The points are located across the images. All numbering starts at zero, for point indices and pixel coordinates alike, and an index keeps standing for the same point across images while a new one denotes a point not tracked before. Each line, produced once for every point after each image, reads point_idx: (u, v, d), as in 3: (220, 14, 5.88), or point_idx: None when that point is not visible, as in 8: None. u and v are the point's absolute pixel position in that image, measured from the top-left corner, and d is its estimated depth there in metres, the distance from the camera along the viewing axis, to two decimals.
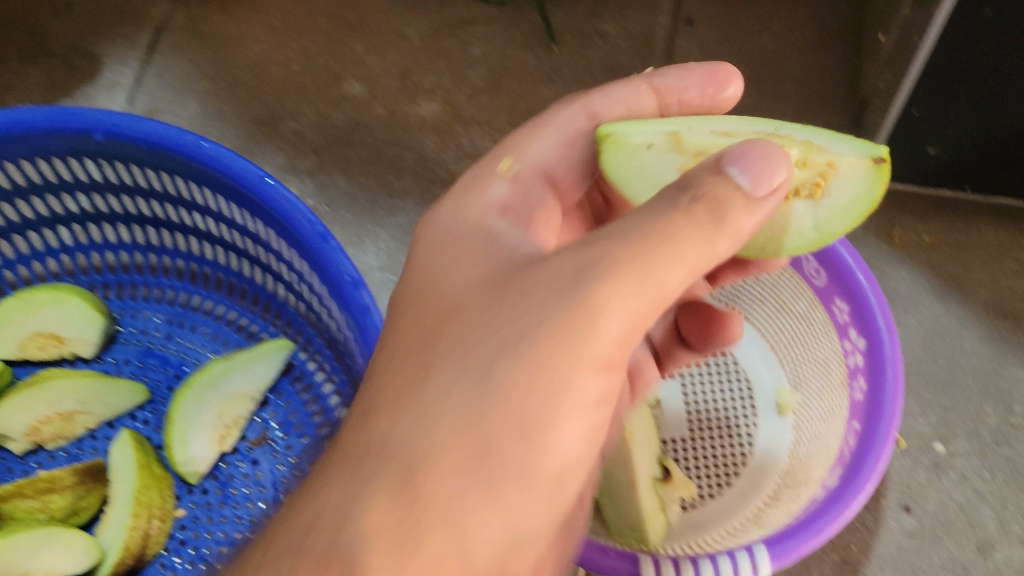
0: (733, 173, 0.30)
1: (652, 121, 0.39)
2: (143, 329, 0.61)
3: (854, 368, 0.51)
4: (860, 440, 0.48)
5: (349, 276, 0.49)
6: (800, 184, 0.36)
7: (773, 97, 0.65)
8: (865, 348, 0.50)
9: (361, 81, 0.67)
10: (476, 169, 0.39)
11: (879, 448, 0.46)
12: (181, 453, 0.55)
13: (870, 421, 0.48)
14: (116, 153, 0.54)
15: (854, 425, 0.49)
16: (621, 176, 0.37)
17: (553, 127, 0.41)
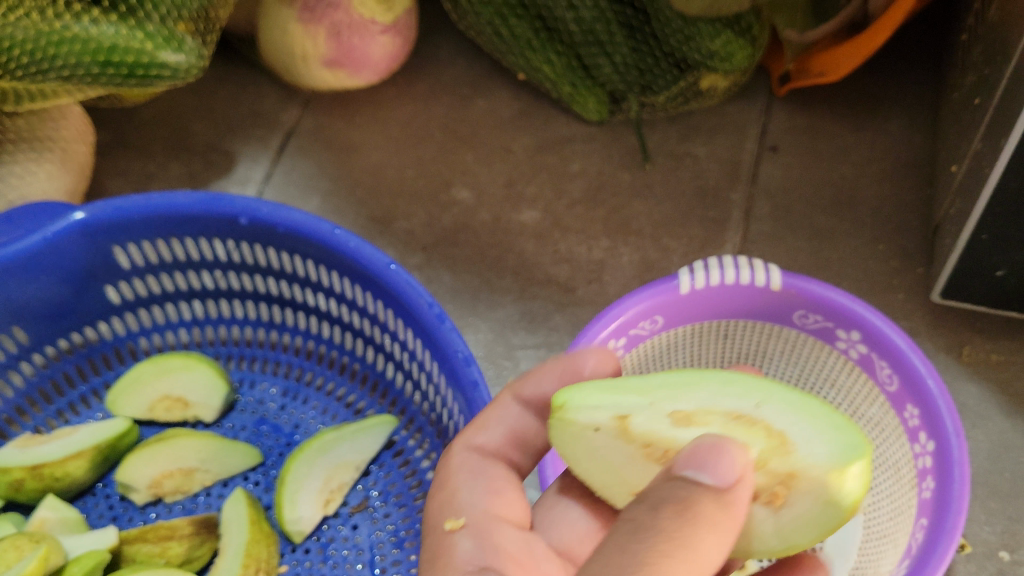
0: (691, 474, 0.35)
1: (613, 384, 0.43)
2: (260, 399, 0.66)
3: (922, 470, 0.54)
4: (928, 535, 0.50)
5: (462, 353, 0.54)
6: (760, 490, 0.39)
7: (849, 223, 0.70)
8: (934, 450, 0.53)
9: (469, 189, 0.74)
10: (430, 543, 0.41)
11: (946, 543, 0.49)
12: (290, 513, 0.59)
13: (938, 516, 0.50)
14: (256, 236, 0.60)
15: (922, 521, 0.52)
16: (565, 449, 0.42)
17: (494, 420, 0.46)
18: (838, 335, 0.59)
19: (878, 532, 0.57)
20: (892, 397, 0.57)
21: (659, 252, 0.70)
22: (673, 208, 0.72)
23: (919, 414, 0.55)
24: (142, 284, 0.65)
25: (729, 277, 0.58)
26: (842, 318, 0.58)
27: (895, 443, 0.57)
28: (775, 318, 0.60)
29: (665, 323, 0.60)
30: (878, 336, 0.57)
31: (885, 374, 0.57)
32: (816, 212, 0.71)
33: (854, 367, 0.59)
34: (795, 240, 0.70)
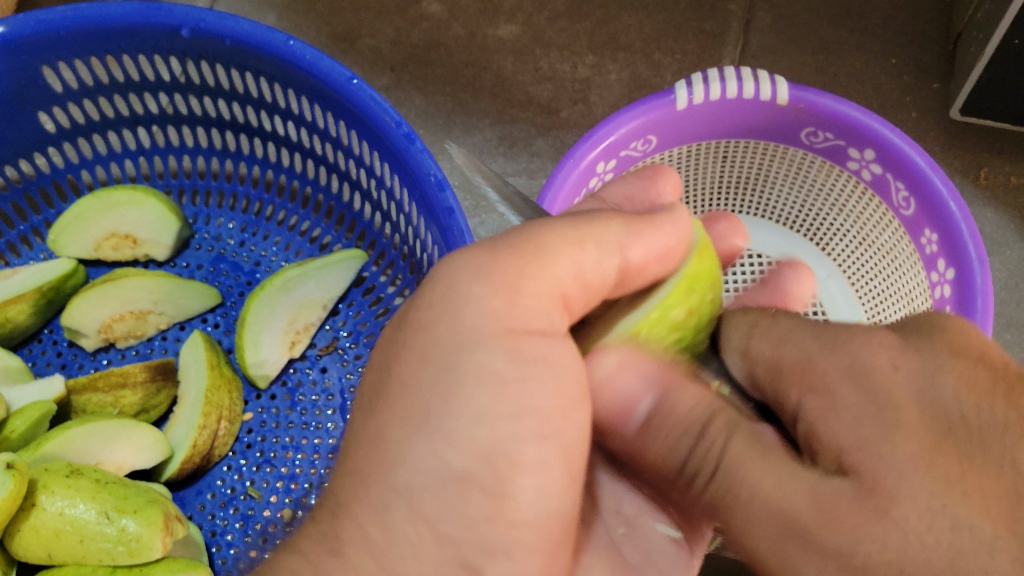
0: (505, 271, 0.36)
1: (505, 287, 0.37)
2: (216, 235, 0.61)
3: (940, 301, 0.50)
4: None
5: (434, 177, 0.48)
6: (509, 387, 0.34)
7: (860, 33, 0.64)
8: (954, 279, 0.49)
9: (440, 1, 0.67)
10: None
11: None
12: (253, 356, 0.55)
13: None
14: (201, 50, 0.53)
15: None
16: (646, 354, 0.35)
17: None
18: (851, 154, 0.53)
19: None
20: (908, 222, 0.52)
21: (650, 68, 0.64)
22: (666, 21, 0.65)
23: (939, 239, 0.50)
24: (78, 109, 0.58)
25: (731, 90, 0.52)
26: (854, 136, 0.52)
27: (910, 272, 0.53)
28: (781, 135, 0.55)
29: (659, 144, 0.54)
30: (895, 154, 0.51)
31: (902, 197, 0.52)
32: (823, 22, 0.64)
33: (866, 191, 0.54)
34: (799, 53, 0.63)
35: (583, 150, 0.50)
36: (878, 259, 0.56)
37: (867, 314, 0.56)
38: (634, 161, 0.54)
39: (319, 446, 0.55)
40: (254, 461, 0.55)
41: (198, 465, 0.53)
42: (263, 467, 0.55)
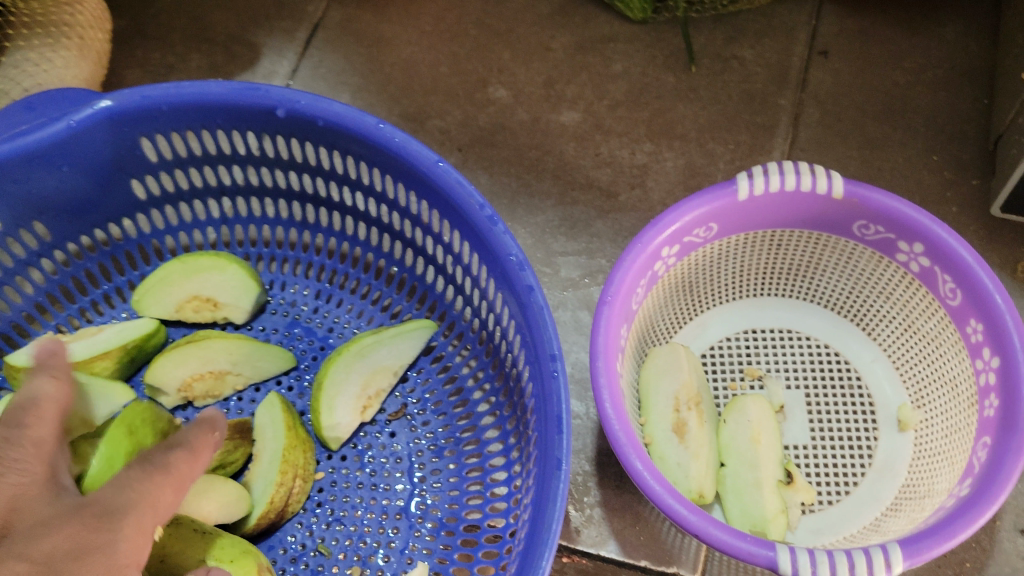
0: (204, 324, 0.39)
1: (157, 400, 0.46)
2: (291, 301, 0.64)
3: (985, 387, 0.52)
4: (992, 452, 0.48)
5: (514, 257, 0.51)
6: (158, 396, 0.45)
7: (902, 132, 0.68)
8: (999, 367, 0.51)
9: (506, 88, 0.71)
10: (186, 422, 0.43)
11: (1013, 460, 0.47)
12: (327, 419, 0.58)
13: (1004, 437, 0.48)
14: (293, 130, 0.57)
15: (985, 440, 0.50)
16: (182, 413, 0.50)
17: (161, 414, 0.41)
18: (900, 247, 0.56)
19: (932, 450, 0.56)
20: (953, 312, 0.55)
21: (704, 157, 0.67)
22: (719, 113, 0.69)
23: (983, 330, 0.52)
24: (169, 179, 0.61)
25: (791, 183, 0.56)
26: (905, 232, 0.55)
27: (953, 358, 0.55)
28: (835, 226, 0.58)
29: (720, 230, 0.57)
30: (944, 248, 0.54)
31: (948, 289, 0.55)
32: (868, 119, 0.68)
33: (913, 281, 0.57)
34: (845, 148, 0.67)
35: (652, 235, 0.53)
36: (922, 346, 0.58)
37: (911, 398, 0.59)
38: (696, 246, 0.57)
39: (388, 506, 0.58)
40: (324, 519, 0.57)
41: (273, 520, 0.56)
42: (333, 524, 0.57)
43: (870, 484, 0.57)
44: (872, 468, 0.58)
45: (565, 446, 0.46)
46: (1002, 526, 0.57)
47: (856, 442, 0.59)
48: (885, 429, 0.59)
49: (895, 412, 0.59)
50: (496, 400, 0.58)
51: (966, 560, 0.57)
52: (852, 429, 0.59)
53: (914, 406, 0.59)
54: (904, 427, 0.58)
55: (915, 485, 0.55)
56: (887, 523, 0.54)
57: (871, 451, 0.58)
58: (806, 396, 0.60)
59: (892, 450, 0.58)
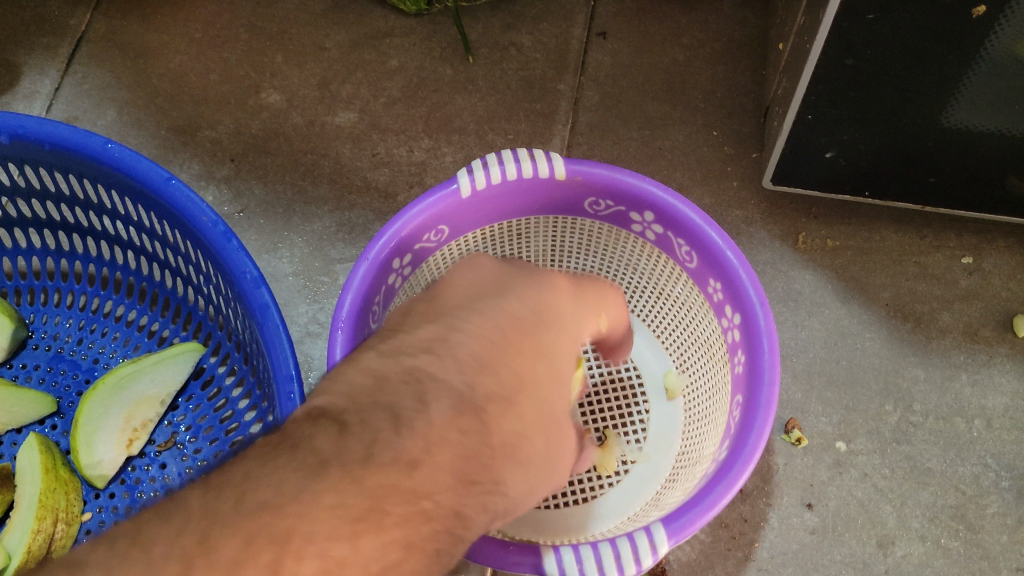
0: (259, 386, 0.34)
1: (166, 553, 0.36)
2: (54, 334, 0.61)
3: (732, 343, 0.52)
4: (743, 412, 0.49)
5: (250, 274, 0.49)
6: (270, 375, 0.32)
7: (682, 109, 0.67)
8: (740, 323, 0.51)
9: (280, 92, 0.68)
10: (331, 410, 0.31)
11: (762, 417, 0.47)
12: (87, 457, 0.55)
13: (752, 394, 0.49)
14: (22, 157, 0.54)
15: (738, 399, 0.50)
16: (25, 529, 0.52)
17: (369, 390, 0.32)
18: (632, 218, 0.55)
19: (699, 416, 0.56)
20: (693, 273, 0.55)
21: (484, 150, 0.66)
22: (499, 102, 0.67)
23: (722, 288, 0.53)
24: None
25: (511, 172, 0.53)
26: (637, 204, 0.54)
27: (704, 319, 0.55)
28: (569, 208, 0.56)
29: (455, 231, 0.55)
30: (669, 214, 0.53)
31: (684, 251, 0.54)
32: (649, 98, 0.67)
33: (651, 249, 0.57)
34: (626, 129, 0.66)
35: (375, 243, 0.50)
36: (675, 311, 0.59)
37: (673, 364, 0.59)
38: (430, 250, 0.55)
39: None
40: None
41: None
42: None
43: (646, 459, 0.57)
44: (647, 444, 0.58)
45: None
46: (789, 501, 0.57)
47: (629, 420, 0.59)
48: (654, 398, 0.59)
49: (660, 380, 0.60)
50: (253, 393, 0.55)
51: (754, 539, 0.55)
52: (624, 405, 0.60)
53: (678, 371, 0.59)
54: (671, 394, 0.59)
55: (686, 454, 0.55)
56: (666, 498, 0.53)
57: (644, 423, 0.59)
58: None
59: (664, 419, 0.59)
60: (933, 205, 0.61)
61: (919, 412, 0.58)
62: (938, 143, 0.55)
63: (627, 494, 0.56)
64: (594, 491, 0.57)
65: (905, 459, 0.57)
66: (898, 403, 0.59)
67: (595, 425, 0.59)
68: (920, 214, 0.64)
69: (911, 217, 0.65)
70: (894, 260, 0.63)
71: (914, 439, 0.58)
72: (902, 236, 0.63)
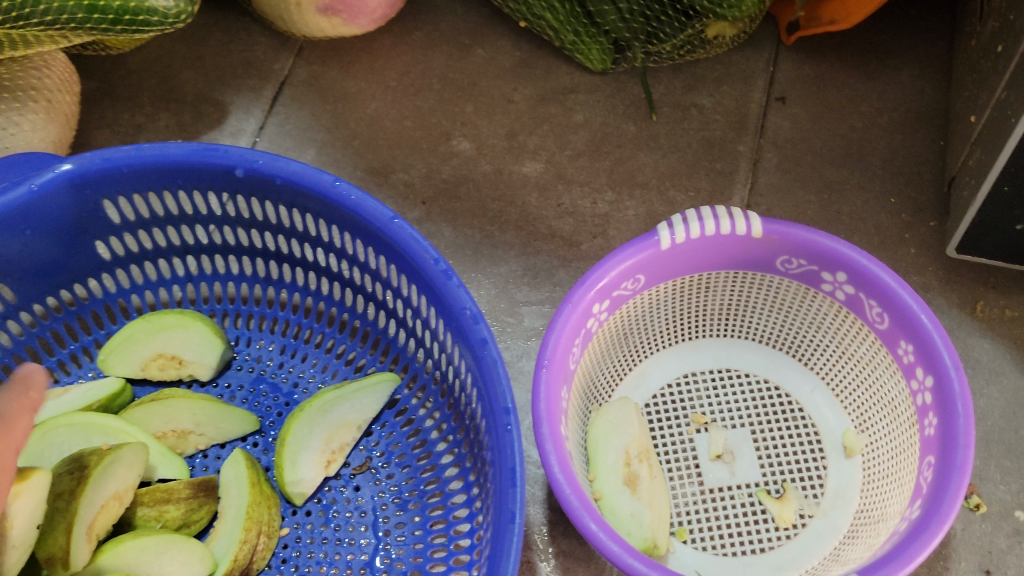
0: None
1: None
2: (257, 356, 0.64)
3: (922, 406, 0.52)
4: (936, 471, 0.48)
5: (469, 310, 0.52)
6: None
7: (861, 175, 0.68)
8: (933, 385, 0.51)
9: (470, 140, 0.72)
10: None
11: (958, 479, 0.47)
12: (291, 474, 0.58)
13: (944, 454, 0.48)
14: (253, 190, 0.58)
15: (928, 458, 0.50)
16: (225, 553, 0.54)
17: None
18: (824, 277, 0.56)
19: (881, 473, 0.56)
20: (884, 334, 0.55)
21: (665, 205, 0.68)
22: (679, 160, 0.70)
23: (914, 350, 0.53)
24: (135, 239, 0.62)
25: (710, 228, 0.56)
26: (830, 265, 0.56)
27: (891, 381, 0.56)
28: (759, 265, 0.58)
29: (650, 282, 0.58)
30: (864, 275, 0.54)
31: (875, 313, 0.55)
32: (826, 163, 0.69)
33: (841, 310, 0.58)
34: (805, 192, 0.68)
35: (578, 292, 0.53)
36: (860, 371, 0.59)
37: (854, 423, 0.59)
38: (625, 298, 0.57)
39: (353, 560, 0.57)
40: None
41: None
42: None
43: (825, 515, 0.57)
44: (825, 501, 0.57)
45: (519, 497, 0.47)
46: (967, 566, 0.57)
47: (806, 478, 0.59)
48: (832, 456, 0.59)
49: (839, 438, 0.59)
50: (459, 451, 0.58)
51: None
52: (802, 461, 0.59)
53: (858, 431, 0.59)
54: (850, 452, 0.59)
55: (870, 513, 0.55)
56: (847, 551, 0.54)
57: (823, 479, 0.58)
58: (752, 435, 0.60)
59: (842, 477, 0.58)
60: None
61: None
62: None
63: (806, 547, 0.56)
64: (773, 541, 0.56)
65: None
66: None
67: (773, 478, 0.59)
68: None
69: None
70: None
71: None
72: None
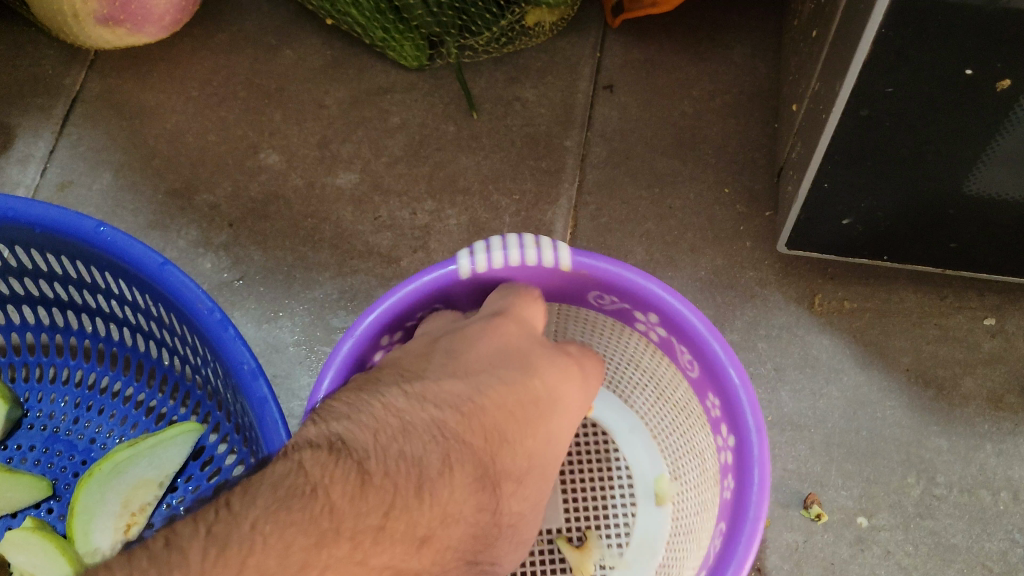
0: None
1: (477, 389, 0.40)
2: (49, 413, 0.59)
3: (725, 466, 0.49)
4: (724, 544, 0.45)
5: (247, 365, 0.48)
6: None
7: (693, 165, 0.65)
8: (734, 446, 0.48)
9: (278, 152, 0.66)
10: None
11: (743, 551, 0.43)
12: (84, 545, 0.53)
13: (734, 523, 0.45)
14: (14, 238, 0.53)
15: (721, 527, 0.47)
16: None
17: None
18: (636, 316, 0.53)
19: (688, 527, 0.53)
20: (695, 383, 0.52)
21: (489, 211, 0.64)
22: (503, 160, 0.65)
23: (719, 404, 0.50)
24: None
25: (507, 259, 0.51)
26: (638, 303, 0.52)
27: (700, 431, 0.53)
28: (572, 298, 0.54)
29: (459, 312, 0.53)
30: (671, 318, 0.51)
31: (688, 361, 0.51)
32: (657, 154, 0.65)
33: (657, 349, 0.54)
34: (635, 188, 0.64)
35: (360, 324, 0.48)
36: (676, 416, 0.55)
37: (666, 469, 0.56)
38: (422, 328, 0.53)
39: None
40: None
41: None
42: None
43: (627, 564, 0.54)
44: (629, 550, 0.55)
45: None
46: None
47: (613, 523, 0.56)
48: (642, 502, 0.56)
49: (651, 484, 0.56)
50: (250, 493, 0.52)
51: None
52: (610, 507, 0.56)
53: (671, 476, 0.56)
54: (660, 500, 0.56)
55: (672, 566, 0.52)
56: None
57: (629, 528, 0.55)
58: (562, 477, 0.57)
59: (651, 525, 0.55)
60: (929, 262, 0.59)
61: (943, 484, 0.56)
62: (960, 208, 0.53)
63: None
64: None
65: (928, 535, 0.55)
66: (921, 475, 0.57)
67: (577, 525, 0.56)
68: (940, 274, 0.62)
69: (930, 277, 0.63)
70: (914, 322, 0.61)
71: (938, 514, 0.56)
72: (922, 299, 0.61)
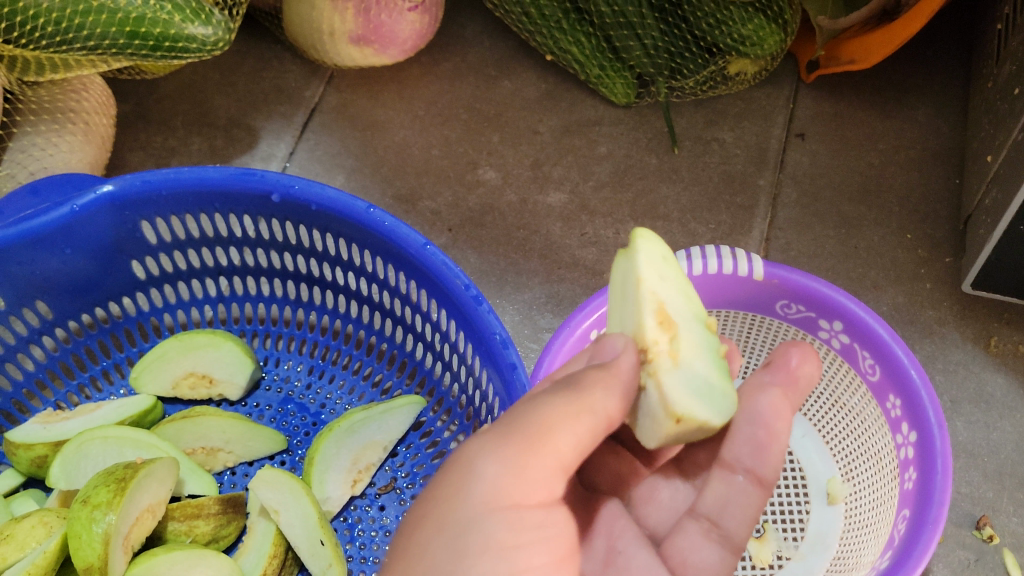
0: None
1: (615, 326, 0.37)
2: (285, 377, 0.66)
3: (905, 461, 0.54)
4: (911, 527, 0.50)
5: (499, 336, 0.53)
6: None
7: (877, 211, 0.70)
8: (916, 441, 0.53)
9: (496, 169, 0.73)
10: None
11: (930, 533, 0.49)
12: (319, 492, 0.58)
13: (920, 508, 0.50)
14: (287, 214, 0.59)
15: (905, 512, 0.52)
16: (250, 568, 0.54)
17: None
18: (821, 324, 0.59)
19: (861, 521, 0.57)
20: (874, 386, 0.57)
21: (687, 237, 0.69)
22: (701, 193, 0.71)
23: (902, 405, 0.55)
24: (168, 259, 0.63)
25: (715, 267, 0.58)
26: (827, 311, 0.58)
27: (879, 433, 0.57)
28: (759, 306, 0.61)
29: None
30: (861, 325, 0.56)
31: (869, 366, 0.57)
32: (845, 200, 0.71)
33: (838, 358, 0.59)
34: (823, 228, 0.70)
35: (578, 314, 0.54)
36: (851, 421, 0.60)
37: (839, 472, 0.60)
38: None
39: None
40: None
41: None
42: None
43: (803, 558, 0.57)
44: (802, 546, 0.58)
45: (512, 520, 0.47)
46: None
47: (789, 520, 0.59)
48: (815, 501, 0.60)
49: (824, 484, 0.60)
50: None
51: None
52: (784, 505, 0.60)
53: (843, 479, 0.60)
54: (833, 500, 0.59)
55: (846, 555, 0.56)
56: None
57: (804, 523, 0.59)
58: None
59: (825, 523, 0.58)
60: None
61: None
62: None
63: None
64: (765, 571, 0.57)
65: None
66: None
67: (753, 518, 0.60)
68: None
69: None
70: None
71: None
72: None
